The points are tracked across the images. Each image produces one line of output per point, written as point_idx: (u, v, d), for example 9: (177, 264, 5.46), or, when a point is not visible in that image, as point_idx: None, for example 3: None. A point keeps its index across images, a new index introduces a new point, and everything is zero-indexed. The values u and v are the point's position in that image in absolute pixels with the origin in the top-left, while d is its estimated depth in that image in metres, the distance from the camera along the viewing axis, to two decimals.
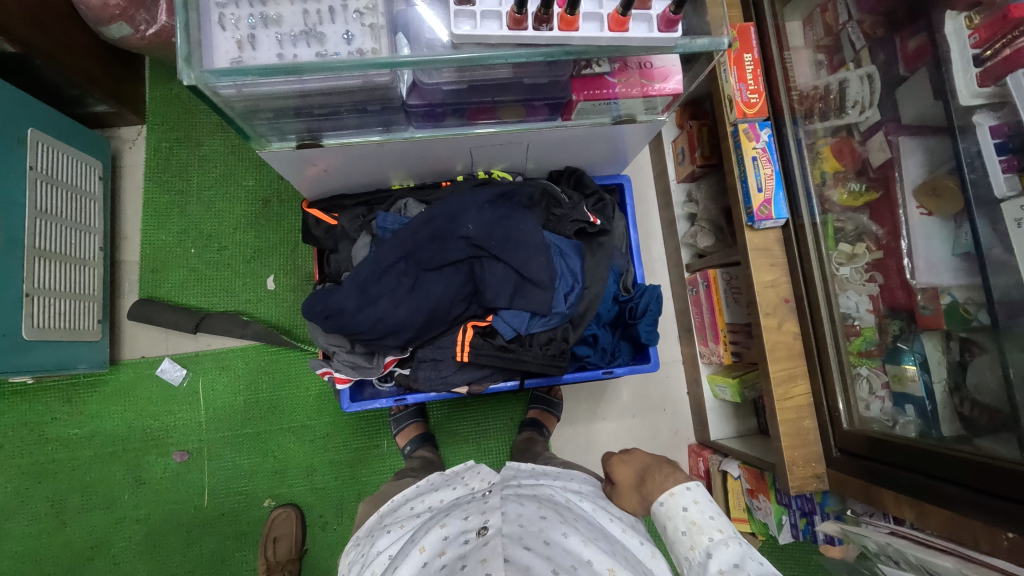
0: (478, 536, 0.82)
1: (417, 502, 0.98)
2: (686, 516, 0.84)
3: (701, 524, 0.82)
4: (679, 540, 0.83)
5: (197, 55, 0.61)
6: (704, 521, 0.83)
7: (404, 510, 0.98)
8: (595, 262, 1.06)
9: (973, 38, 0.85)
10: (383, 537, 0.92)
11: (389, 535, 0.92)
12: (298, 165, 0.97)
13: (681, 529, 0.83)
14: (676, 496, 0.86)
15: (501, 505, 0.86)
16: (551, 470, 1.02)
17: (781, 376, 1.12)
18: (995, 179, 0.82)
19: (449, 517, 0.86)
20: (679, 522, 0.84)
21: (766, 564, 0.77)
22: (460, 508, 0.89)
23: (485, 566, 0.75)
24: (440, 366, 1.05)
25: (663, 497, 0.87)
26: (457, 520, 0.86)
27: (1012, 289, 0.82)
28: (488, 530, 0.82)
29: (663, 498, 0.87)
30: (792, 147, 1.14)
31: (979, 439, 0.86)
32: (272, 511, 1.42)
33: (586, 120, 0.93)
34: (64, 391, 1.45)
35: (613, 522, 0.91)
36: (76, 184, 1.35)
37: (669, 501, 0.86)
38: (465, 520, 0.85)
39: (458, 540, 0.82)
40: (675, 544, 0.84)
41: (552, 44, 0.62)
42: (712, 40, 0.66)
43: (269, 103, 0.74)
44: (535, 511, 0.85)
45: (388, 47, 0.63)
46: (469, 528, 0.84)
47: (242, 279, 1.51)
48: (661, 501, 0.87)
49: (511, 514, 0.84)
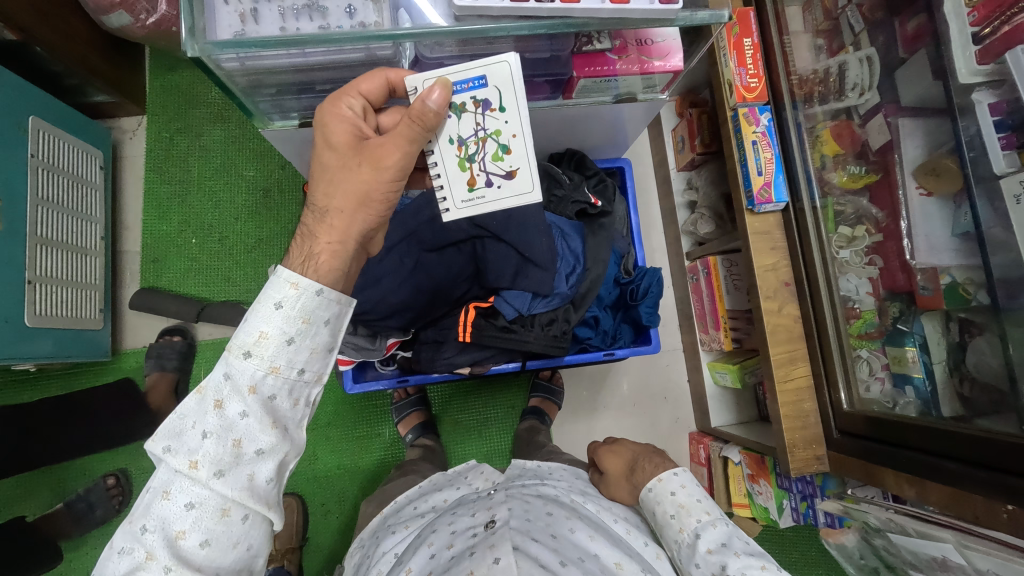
0: (485, 529, 0.83)
1: (421, 502, 0.98)
2: (674, 500, 0.87)
3: (689, 507, 0.85)
4: (668, 525, 0.85)
5: (200, 28, 0.62)
6: (693, 503, 0.85)
7: (407, 511, 0.97)
8: (596, 242, 1.06)
9: (973, 16, 0.85)
10: (388, 537, 0.91)
11: (394, 535, 0.91)
12: (301, 146, 0.98)
13: (669, 512, 0.86)
14: (664, 481, 0.89)
15: (506, 500, 0.88)
16: (557, 467, 1.05)
17: (781, 359, 1.12)
18: (993, 157, 0.83)
19: (457, 515, 0.87)
20: (667, 506, 0.86)
21: (751, 543, 0.82)
22: (465, 505, 0.91)
23: (493, 551, 0.76)
24: (442, 348, 1.05)
25: (651, 483, 0.89)
26: (463, 517, 0.86)
27: (1010, 267, 0.83)
28: (496, 522, 0.83)
29: (651, 484, 0.89)
30: (792, 131, 1.14)
31: (979, 419, 0.86)
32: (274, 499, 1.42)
33: (586, 99, 0.93)
34: (67, 380, 1.45)
35: (617, 522, 0.91)
36: (78, 172, 1.35)
37: (657, 486, 0.88)
38: (472, 516, 0.86)
39: (466, 533, 0.83)
40: (664, 528, 0.86)
41: (553, 17, 0.62)
42: (713, 12, 0.66)
43: (272, 78, 0.75)
44: (541, 507, 0.86)
45: (390, 21, 0.63)
46: (476, 523, 0.84)
47: (243, 268, 1.51)
48: (649, 487, 0.89)
49: (518, 508, 0.85)
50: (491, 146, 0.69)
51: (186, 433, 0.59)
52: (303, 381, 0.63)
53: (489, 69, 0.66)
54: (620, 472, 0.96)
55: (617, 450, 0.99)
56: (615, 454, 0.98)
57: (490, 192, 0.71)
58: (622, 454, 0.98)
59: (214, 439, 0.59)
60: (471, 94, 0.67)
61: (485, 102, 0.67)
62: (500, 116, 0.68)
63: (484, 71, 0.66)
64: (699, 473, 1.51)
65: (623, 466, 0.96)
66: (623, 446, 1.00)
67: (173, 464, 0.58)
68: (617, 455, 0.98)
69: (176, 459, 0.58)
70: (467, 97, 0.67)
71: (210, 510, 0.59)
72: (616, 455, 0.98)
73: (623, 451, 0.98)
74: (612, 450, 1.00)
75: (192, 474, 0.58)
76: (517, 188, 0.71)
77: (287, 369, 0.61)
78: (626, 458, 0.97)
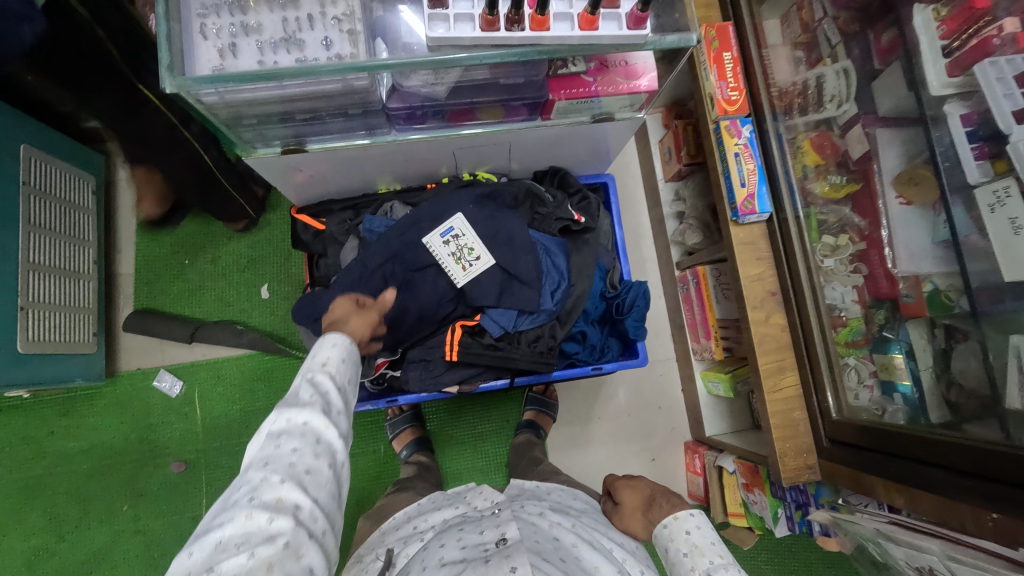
0: (496, 546, 0.82)
1: (421, 521, 0.98)
2: (689, 539, 0.84)
3: (703, 547, 0.83)
4: (680, 562, 0.83)
5: (179, 64, 0.63)
6: (707, 545, 0.83)
7: (406, 528, 0.97)
8: (580, 258, 1.09)
9: (941, 30, 0.88)
10: (388, 552, 0.91)
11: (395, 551, 0.91)
12: (285, 171, 0.99)
13: (682, 550, 0.83)
14: (680, 520, 0.86)
15: (514, 519, 0.88)
16: (554, 488, 1.06)
17: (770, 368, 1.12)
18: (967, 167, 0.84)
19: (465, 531, 0.87)
20: (681, 544, 0.84)
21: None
22: (471, 523, 0.91)
23: (509, 561, 0.76)
24: (431, 366, 1.06)
25: (667, 520, 0.87)
26: (472, 533, 0.86)
27: (989, 274, 0.84)
28: (507, 540, 0.82)
29: (666, 521, 0.87)
30: (773, 141, 1.16)
31: (967, 425, 0.86)
32: None
33: (565, 119, 0.96)
34: (61, 405, 1.45)
35: (614, 548, 0.89)
36: (70, 198, 1.36)
37: (673, 523, 0.86)
38: (481, 534, 0.86)
39: (476, 549, 0.83)
40: (675, 565, 0.84)
41: (524, 44, 0.64)
42: (682, 36, 0.68)
43: (253, 110, 0.76)
44: (549, 531, 0.87)
45: (367, 51, 0.65)
46: (486, 540, 0.84)
47: (236, 288, 1.52)
48: (665, 523, 0.87)
49: (526, 529, 0.85)
50: (465, 250, 1.00)
51: (291, 401, 0.69)
52: (353, 386, 0.77)
53: (450, 219, 1.00)
54: (638, 504, 0.94)
55: (636, 487, 0.97)
56: (634, 489, 0.97)
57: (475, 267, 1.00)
58: (642, 488, 0.96)
59: (312, 398, 0.69)
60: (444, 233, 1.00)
61: (454, 234, 1.00)
62: (465, 234, 1.00)
63: (449, 222, 1.00)
64: (695, 483, 1.51)
65: (642, 496, 0.95)
66: (641, 483, 0.98)
67: (283, 420, 0.67)
68: (636, 489, 0.97)
69: (286, 413, 0.67)
70: (441, 238, 1.00)
71: (308, 451, 0.65)
72: (636, 490, 0.97)
73: (641, 486, 0.97)
74: (634, 485, 0.98)
75: (299, 418, 0.67)
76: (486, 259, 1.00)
77: (347, 375, 0.76)
78: (642, 492, 0.96)
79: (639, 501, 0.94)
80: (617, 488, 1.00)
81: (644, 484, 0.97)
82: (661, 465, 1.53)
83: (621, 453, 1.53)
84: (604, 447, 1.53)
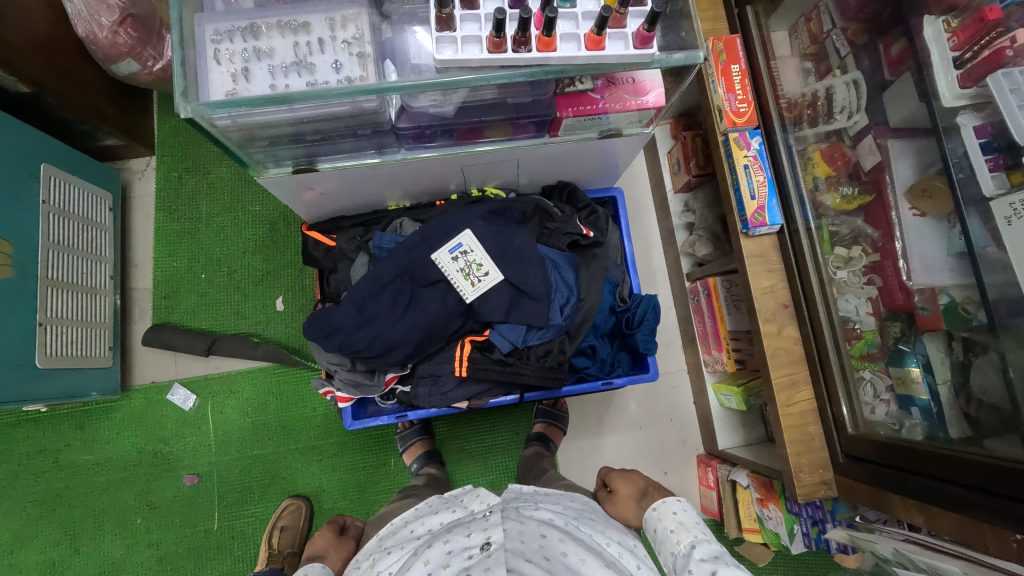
0: (480, 551, 0.80)
1: (416, 525, 0.94)
2: (675, 518, 0.91)
3: (688, 524, 0.89)
4: (667, 538, 0.89)
5: (193, 90, 0.65)
6: (692, 523, 0.89)
7: (403, 533, 0.93)
8: (588, 273, 1.08)
9: (952, 41, 0.87)
10: (384, 558, 0.87)
11: (390, 556, 0.87)
12: (296, 190, 1.00)
13: (668, 528, 0.90)
14: (667, 503, 0.94)
15: (502, 520, 0.85)
16: (552, 492, 1.01)
17: (783, 382, 1.11)
18: (983, 178, 0.83)
19: (452, 533, 0.84)
20: (668, 522, 0.91)
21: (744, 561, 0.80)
22: (461, 525, 0.87)
23: None
24: (439, 382, 1.07)
25: (656, 503, 0.95)
26: (459, 535, 0.83)
27: (1006, 285, 0.82)
28: (491, 544, 0.80)
29: (655, 504, 0.95)
30: (782, 152, 1.15)
31: (988, 441, 0.83)
32: (282, 502, 1.43)
33: (573, 136, 0.96)
34: (77, 418, 1.47)
35: (609, 545, 0.86)
36: (87, 215, 1.39)
37: (661, 506, 0.93)
38: (468, 536, 0.83)
39: (462, 554, 0.80)
40: (662, 543, 0.90)
41: (531, 65, 0.65)
42: (688, 54, 0.69)
43: (265, 131, 0.78)
44: (535, 528, 0.83)
45: (376, 74, 0.67)
46: (472, 544, 0.81)
47: (249, 301, 1.53)
48: (653, 506, 0.95)
49: (512, 530, 0.83)
50: (474, 267, 1.00)
51: None
52: None
53: (459, 236, 1.01)
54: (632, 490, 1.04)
55: (629, 478, 1.07)
56: (627, 478, 1.07)
57: (482, 282, 1.00)
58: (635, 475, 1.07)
59: None
60: (452, 251, 1.00)
61: (464, 250, 1.00)
62: (473, 251, 1.00)
63: (459, 239, 1.00)
64: (707, 496, 1.48)
65: (634, 485, 1.05)
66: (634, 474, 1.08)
67: None
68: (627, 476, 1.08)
69: None
70: (450, 255, 1.00)
71: None
72: (626, 478, 1.07)
73: (631, 476, 1.08)
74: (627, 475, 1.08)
75: None
76: (494, 276, 1.01)
77: None
78: (633, 481, 1.06)
79: (635, 488, 1.04)
80: (613, 479, 1.10)
81: (636, 475, 1.08)
82: (673, 478, 1.51)
83: (633, 466, 1.51)
84: (614, 460, 1.51)
